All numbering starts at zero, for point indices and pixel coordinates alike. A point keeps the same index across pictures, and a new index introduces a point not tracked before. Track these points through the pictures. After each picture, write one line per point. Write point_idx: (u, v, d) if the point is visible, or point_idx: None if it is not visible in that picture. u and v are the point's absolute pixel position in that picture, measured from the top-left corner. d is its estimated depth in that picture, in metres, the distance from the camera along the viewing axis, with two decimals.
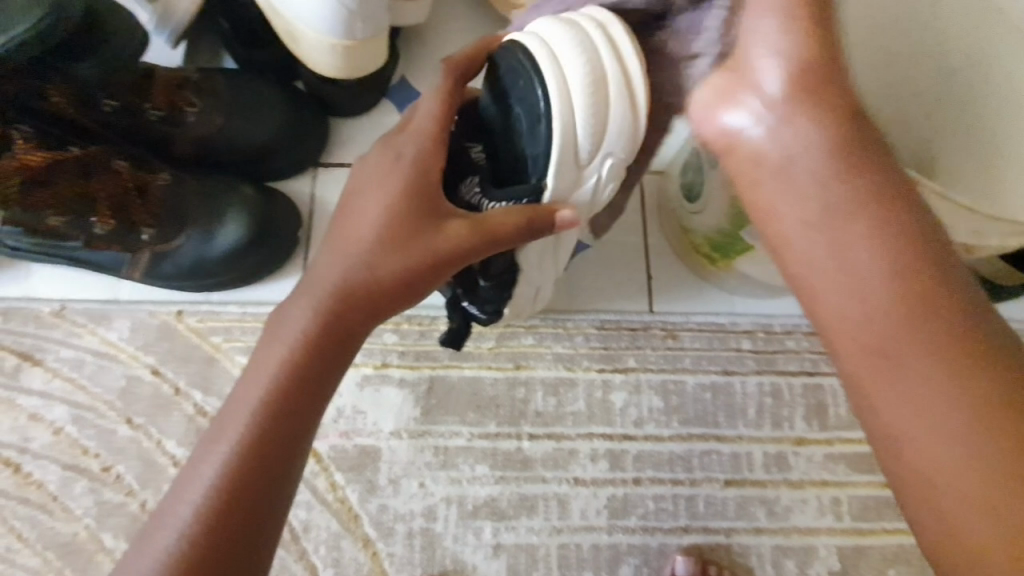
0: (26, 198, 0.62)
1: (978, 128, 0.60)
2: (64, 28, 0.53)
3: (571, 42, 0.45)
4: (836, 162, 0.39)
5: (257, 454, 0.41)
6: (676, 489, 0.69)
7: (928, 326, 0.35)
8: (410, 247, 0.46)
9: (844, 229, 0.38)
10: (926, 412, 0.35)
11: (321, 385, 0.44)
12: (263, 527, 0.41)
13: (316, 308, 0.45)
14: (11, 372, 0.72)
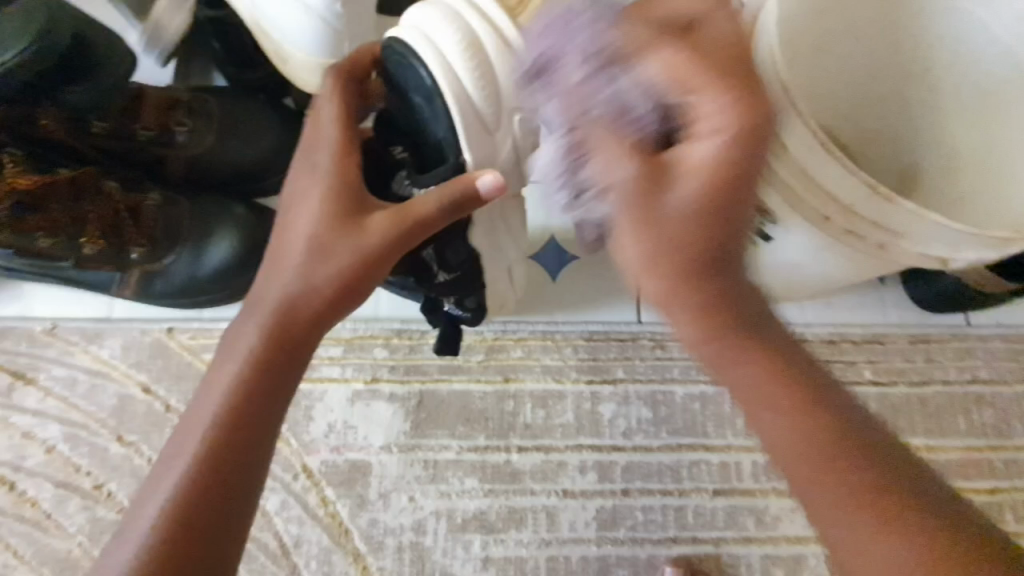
0: (17, 222, 0.62)
1: (957, 139, 0.61)
2: (51, 54, 0.54)
3: (440, 18, 0.47)
4: (676, 292, 0.39)
5: (211, 472, 0.42)
6: (665, 500, 0.70)
7: (839, 440, 0.37)
8: (339, 253, 0.47)
9: (744, 351, 0.39)
10: (869, 520, 0.35)
11: (270, 399, 0.45)
12: (222, 545, 0.41)
13: (261, 326, 0.46)
14: (6, 392, 0.72)
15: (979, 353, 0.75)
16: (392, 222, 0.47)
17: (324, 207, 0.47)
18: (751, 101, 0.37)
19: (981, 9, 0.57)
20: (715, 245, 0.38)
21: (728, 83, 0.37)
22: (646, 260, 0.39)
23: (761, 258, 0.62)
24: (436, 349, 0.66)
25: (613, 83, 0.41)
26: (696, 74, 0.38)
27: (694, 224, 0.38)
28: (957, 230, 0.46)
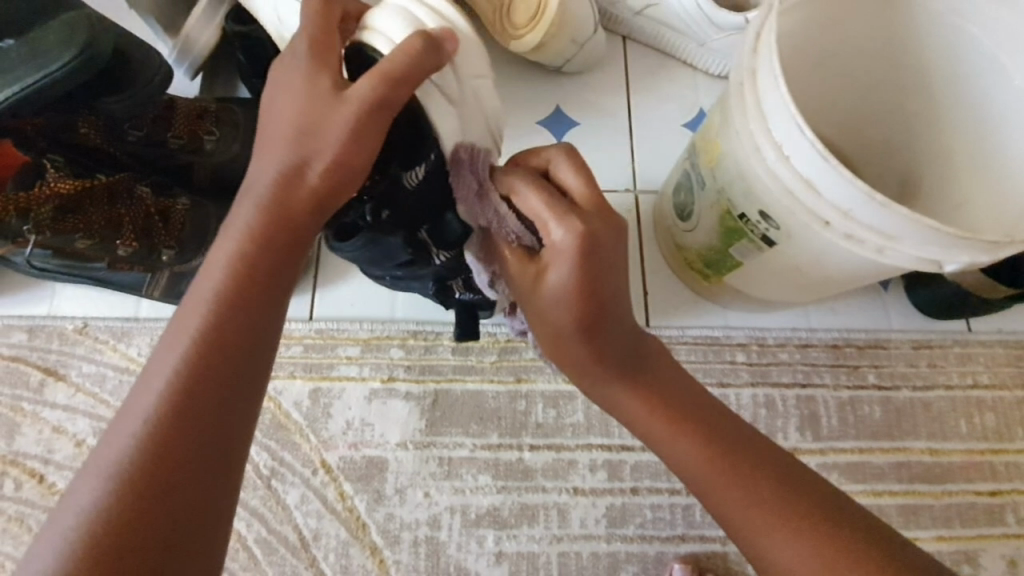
0: (56, 223, 0.66)
1: (954, 149, 0.64)
2: (94, 66, 0.58)
3: (397, 21, 0.47)
4: (582, 340, 0.48)
5: (214, 355, 0.43)
6: (673, 498, 0.72)
7: (712, 445, 0.48)
8: (328, 131, 0.45)
9: (625, 391, 0.50)
10: (755, 512, 0.45)
11: (271, 279, 0.45)
12: (229, 423, 0.42)
13: (259, 206, 0.45)
14: (37, 387, 0.75)
15: (981, 358, 0.77)
16: (370, 84, 0.44)
17: (309, 86, 0.46)
18: (582, 220, 0.47)
19: (977, 29, 0.60)
20: (600, 304, 0.47)
21: (562, 214, 0.47)
22: (546, 329, 0.50)
23: (766, 262, 0.65)
24: (456, 338, 0.70)
25: (494, 205, 0.52)
26: (550, 209, 0.48)
27: (575, 299, 0.47)
28: (948, 235, 0.48)
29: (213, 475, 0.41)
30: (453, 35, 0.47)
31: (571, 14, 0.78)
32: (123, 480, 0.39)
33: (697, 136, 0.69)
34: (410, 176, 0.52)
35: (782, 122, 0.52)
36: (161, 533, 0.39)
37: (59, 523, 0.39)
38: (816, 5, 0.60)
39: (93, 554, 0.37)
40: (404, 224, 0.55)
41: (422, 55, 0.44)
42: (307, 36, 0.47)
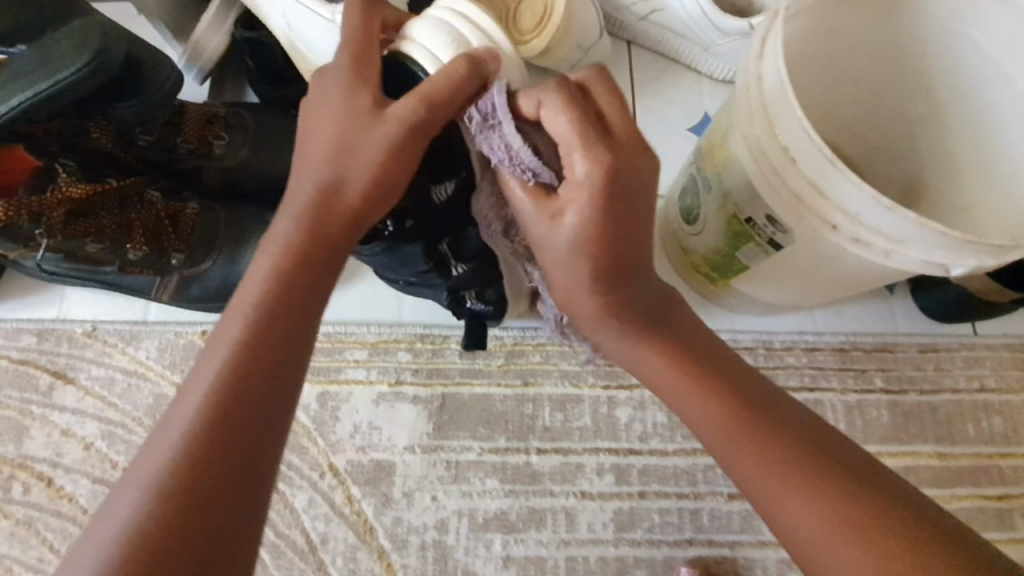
0: (68, 227, 0.65)
1: (960, 153, 0.64)
2: (107, 71, 0.58)
3: (439, 36, 0.47)
4: (605, 293, 0.48)
5: (251, 367, 0.43)
6: (681, 502, 0.71)
7: (730, 401, 0.48)
8: (366, 150, 0.46)
9: (645, 345, 0.50)
10: (772, 470, 0.45)
11: (306, 294, 0.46)
12: (264, 434, 0.43)
13: (296, 223, 0.46)
14: (46, 390, 0.76)
15: (988, 361, 0.77)
16: (410, 105, 0.45)
17: (347, 101, 0.46)
18: (611, 153, 0.43)
19: (981, 35, 0.60)
20: (620, 252, 0.46)
21: (591, 145, 0.43)
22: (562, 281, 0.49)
23: (772, 266, 0.65)
24: (464, 347, 0.71)
25: (505, 135, 0.46)
26: (578, 136, 0.43)
27: (591, 244, 0.46)
28: (955, 239, 0.48)
29: (250, 485, 0.42)
30: (496, 56, 0.47)
31: (576, 20, 0.78)
32: (164, 488, 0.40)
33: (703, 140, 0.69)
34: (439, 191, 0.55)
35: (789, 127, 0.53)
36: (197, 540, 0.39)
37: (99, 532, 0.39)
38: (821, 12, 0.60)
39: (135, 560, 0.38)
40: (425, 235, 0.58)
41: (465, 79, 0.45)
42: (348, 53, 0.47)
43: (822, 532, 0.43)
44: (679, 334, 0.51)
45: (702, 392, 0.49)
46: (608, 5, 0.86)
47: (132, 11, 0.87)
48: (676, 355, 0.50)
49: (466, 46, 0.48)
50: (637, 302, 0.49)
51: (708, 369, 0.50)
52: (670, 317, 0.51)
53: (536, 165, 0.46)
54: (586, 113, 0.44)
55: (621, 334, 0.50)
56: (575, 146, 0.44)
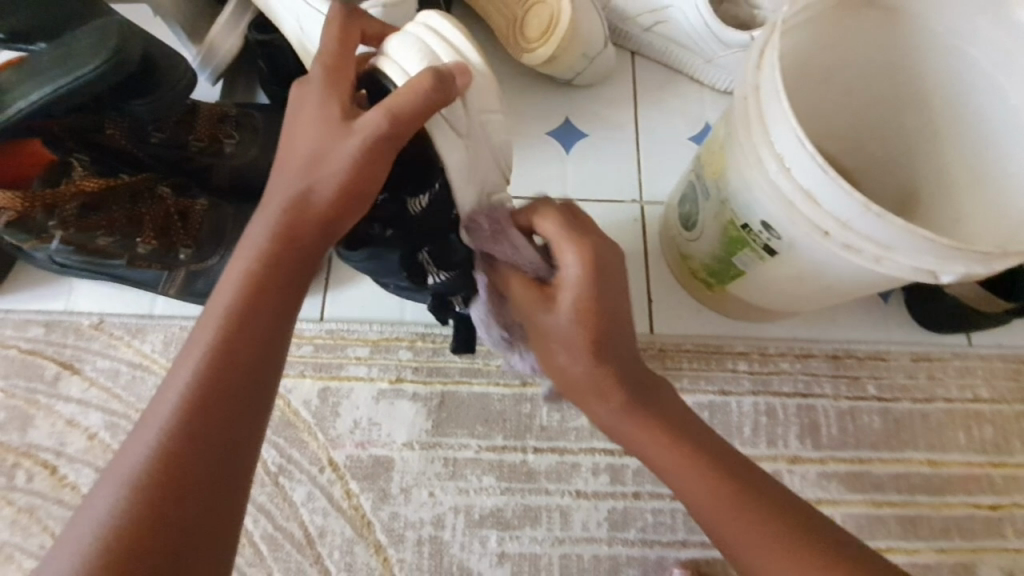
0: (81, 220, 0.67)
1: (953, 166, 0.66)
2: (124, 69, 0.60)
3: (413, 52, 0.49)
4: (596, 367, 0.50)
5: (224, 370, 0.45)
6: (674, 503, 0.72)
7: (722, 479, 0.50)
8: (337, 159, 0.48)
9: (635, 419, 0.51)
10: (769, 552, 0.47)
11: (280, 297, 0.48)
12: (237, 436, 0.44)
13: (269, 228, 0.48)
14: (52, 380, 0.77)
15: (980, 371, 0.78)
16: (377, 117, 0.46)
17: (324, 114, 0.49)
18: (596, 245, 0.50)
19: (973, 49, 0.62)
20: (614, 327, 0.51)
21: (580, 240, 0.50)
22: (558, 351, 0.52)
23: (767, 272, 0.66)
24: (454, 350, 0.72)
25: (512, 241, 0.54)
26: (568, 235, 0.51)
27: (586, 322, 0.50)
28: (944, 246, 0.50)
29: (223, 485, 0.43)
30: (466, 71, 0.48)
31: (581, 30, 0.81)
32: (139, 488, 0.41)
33: (701, 148, 0.71)
34: (414, 202, 0.57)
35: (783, 135, 0.54)
36: (172, 541, 0.41)
37: (80, 527, 0.41)
38: (818, 25, 0.62)
39: (110, 559, 0.39)
40: (405, 242, 0.59)
41: (430, 91, 0.45)
42: (325, 69, 0.50)
43: None
44: (667, 411, 0.52)
45: (693, 471, 0.50)
46: (612, 16, 0.89)
47: (149, 13, 0.90)
48: (666, 431, 0.51)
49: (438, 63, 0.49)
50: (626, 376, 0.51)
51: (697, 445, 0.51)
52: (655, 392, 0.53)
53: (537, 266, 0.54)
54: (568, 216, 0.53)
55: (612, 411, 0.51)
56: (567, 245, 0.51)
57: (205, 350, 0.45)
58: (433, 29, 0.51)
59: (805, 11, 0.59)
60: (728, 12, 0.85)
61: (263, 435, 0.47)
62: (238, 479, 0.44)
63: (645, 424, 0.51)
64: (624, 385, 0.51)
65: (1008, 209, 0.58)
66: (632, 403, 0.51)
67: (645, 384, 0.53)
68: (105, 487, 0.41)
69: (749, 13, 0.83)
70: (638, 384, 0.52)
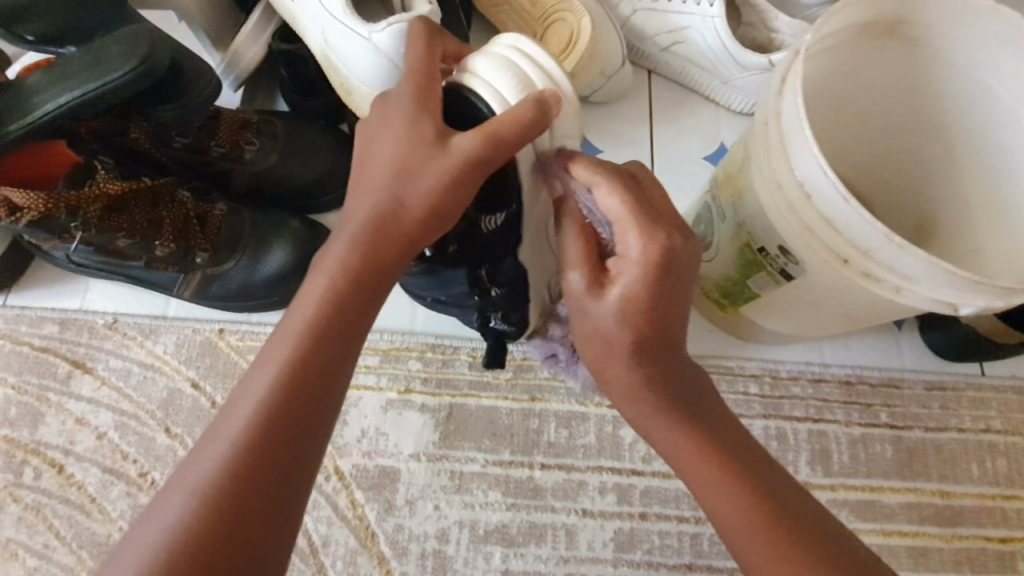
0: (103, 222, 0.69)
1: (973, 196, 0.65)
2: (152, 76, 0.61)
3: (504, 74, 0.50)
4: (605, 350, 0.52)
5: (295, 387, 0.45)
6: (681, 526, 0.72)
7: (712, 462, 0.50)
8: (424, 179, 0.49)
9: (636, 402, 0.52)
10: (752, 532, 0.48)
11: (355, 315, 0.48)
12: (301, 453, 0.45)
13: (350, 246, 0.49)
14: (63, 379, 0.77)
15: (994, 403, 0.77)
16: (472, 141, 0.47)
17: (412, 130, 0.49)
18: (663, 234, 0.49)
19: (994, 81, 0.62)
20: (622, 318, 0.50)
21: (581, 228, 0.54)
22: (601, 341, 0.52)
23: (782, 295, 0.66)
24: (484, 364, 0.72)
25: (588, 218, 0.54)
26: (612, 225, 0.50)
27: (637, 313, 0.50)
28: (967, 280, 0.49)
29: (284, 501, 0.44)
30: (558, 98, 0.49)
31: (600, 49, 0.82)
32: (207, 501, 0.42)
33: (719, 169, 0.71)
34: (488, 221, 0.57)
35: (804, 163, 0.54)
36: (231, 554, 0.42)
37: (149, 531, 0.42)
38: (839, 53, 0.63)
39: (173, 571, 0.40)
40: (467, 259, 0.61)
41: (533, 123, 0.47)
42: (411, 85, 0.50)
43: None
44: (665, 396, 0.52)
45: (686, 454, 0.51)
46: (630, 34, 0.89)
47: (174, 19, 0.91)
48: (661, 414, 0.52)
49: (528, 84, 0.50)
50: (629, 363, 0.51)
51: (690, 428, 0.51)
52: (659, 373, 0.51)
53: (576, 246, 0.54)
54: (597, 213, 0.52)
55: (617, 391, 0.53)
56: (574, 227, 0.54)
57: (278, 365, 0.46)
58: (521, 51, 0.52)
59: (828, 38, 0.60)
60: (746, 35, 0.85)
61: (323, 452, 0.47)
62: (297, 497, 0.45)
63: (643, 409, 0.52)
64: (628, 371, 0.51)
65: None
66: (634, 387, 0.52)
67: (649, 367, 0.51)
68: (176, 496, 0.43)
69: (768, 36, 0.84)
70: (643, 368, 0.51)
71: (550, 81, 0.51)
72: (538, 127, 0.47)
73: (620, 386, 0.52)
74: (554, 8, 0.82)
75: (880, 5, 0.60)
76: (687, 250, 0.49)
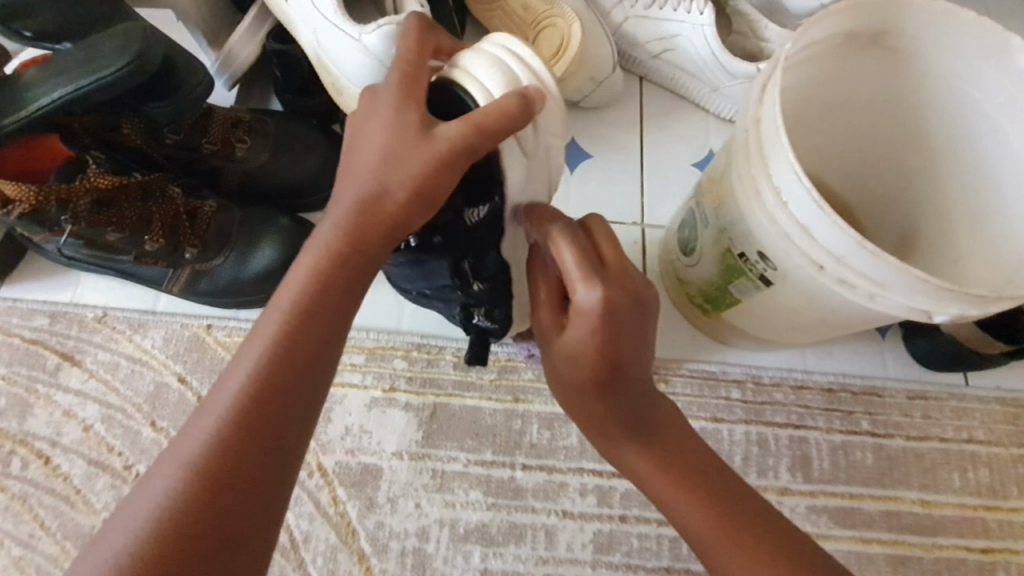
0: (92, 216, 0.69)
1: (952, 207, 0.66)
2: (144, 72, 0.61)
3: (491, 71, 0.50)
4: (573, 382, 0.57)
5: (282, 366, 0.46)
6: (660, 529, 0.72)
7: (673, 476, 0.55)
8: (409, 166, 0.49)
9: (603, 426, 0.57)
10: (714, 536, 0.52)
11: (343, 294, 0.49)
12: (293, 430, 0.46)
13: (338, 226, 0.49)
14: (52, 370, 0.78)
15: (977, 413, 0.78)
16: (458, 130, 0.47)
17: (400, 121, 0.50)
18: (607, 286, 0.53)
19: (975, 91, 0.62)
20: (581, 354, 0.55)
21: (547, 283, 0.59)
22: (565, 380, 0.58)
23: (763, 301, 0.67)
24: (465, 360, 0.73)
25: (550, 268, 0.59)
26: (572, 273, 0.54)
27: (591, 356, 0.54)
28: (937, 286, 0.50)
29: (269, 484, 0.45)
30: (543, 96, 0.49)
31: (590, 55, 0.82)
32: (193, 479, 0.43)
33: (704, 175, 0.71)
34: (472, 213, 0.56)
35: (781, 170, 0.55)
36: (222, 524, 0.42)
37: (138, 501, 0.42)
38: (821, 62, 0.63)
39: (162, 542, 0.41)
40: (450, 252, 0.60)
41: (517, 115, 0.47)
42: (401, 75, 0.51)
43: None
44: (627, 420, 0.56)
45: (650, 470, 0.55)
46: (622, 41, 0.90)
47: (172, 18, 0.93)
48: (624, 435, 0.56)
49: (516, 81, 0.51)
50: (591, 393, 0.56)
51: (652, 445, 0.56)
52: (621, 398, 0.56)
53: (542, 294, 0.60)
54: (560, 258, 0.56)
55: (587, 418, 0.58)
56: (539, 280, 0.60)
57: (268, 341, 0.46)
58: (512, 52, 0.52)
59: (808, 48, 0.60)
60: (736, 44, 0.86)
61: (313, 429, 0.48)
62: (288, 472, 0.46)
63: (607, 431, 0.57)
64: (592, 398, 0.56)
65: (1007, 253, 0.59)
66: (598, 413, 0.56)
67: (609, 396, 0.56)
68: (164, 472, 0.43)
69: (757, 45, 0.84)
70: (604, 396, 0.56)
71: (540, 82, 0.52)
72: (522, 120, 0.47)
73: (588, 411, 0.57)
74: (546, 13, 0.83)
75: (861, 15, 0.60)
76: (629, 295, 0.54)
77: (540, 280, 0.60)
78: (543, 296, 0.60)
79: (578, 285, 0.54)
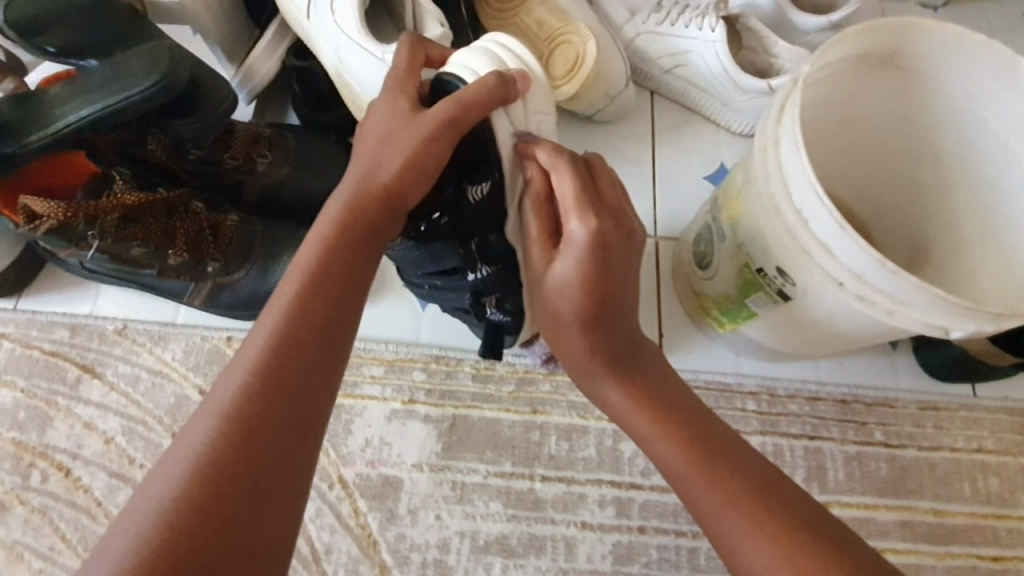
0: (121, 231, 0.70)
1: (964, 223, 0.67)
2: (173, 91, 0.62)
3: (481, 58, 0.55)
4: (556, 307, 0.55)
5: (307, 313, 0.48)
6: (679, 540, 0.73)
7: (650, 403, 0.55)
8: (401, 142, 0.52)
9: (583, 344, 0.56)
10: (697, 465, 0.51)
11: (358, 251, 0.51)
12: (324, 368, 0.48)
13: (344, 198, 0.52)
14: (72, 383, 0.79)
15: (986, 423, 0.79)
16: (443, 105, 0.51)
17: (393, 110, 0.54)
18: (599, 219, 0.53)
19: (985, 110, 0.64)
20: (572, 284, 0.54)
21: (538, 219, 0.57)
22: (548, 307, 0.57)
23: (778, 315, 0.68)
24: (480, 353, 0.71)
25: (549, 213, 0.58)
26: (575, 202, 0.53)
27: (578, 289, 0.53)
28: (956, 305, 0.51)
29: (306, 419, 0.46)
30: (526, 77, 0.54)
31: (604, 71, 0.84)
32: (233, 418, 0.43)
33: (720, 191, 0.73)
34: (475, 190, 0.58)
35: (802, 191, 0.56)
36: (265, 456, 0.43)
37: (177, 449, 0.43)
38: (837, 82, 0.65)
39: (209, 480, 0.41)
40: (457, 233, 0.60)
41: (495, 87, 0.51)
42: (394, 74, 0.56)
43: (730, 508, 0.49)
44: (606, 344, 0.56)
45: (625, 394, 0.56)
46: (634, 56, 0.92)
47: (190, 33, 0.94)
48: (601, 358, 0.56)
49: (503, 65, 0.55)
50: (575, 314, 0.55)
51: (630, 371, 0.57)
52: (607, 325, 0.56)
53: (533, 233, 0.57)
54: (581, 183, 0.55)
55: (564, 338, 0.57)
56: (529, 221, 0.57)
57: (291, 291, 0.49)
58: (500, 44, 0.57)
59: (826, 68, 0.62)
60: (746, 59, 0.88)
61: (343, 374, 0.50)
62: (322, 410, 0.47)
63: (587, 354, 0.56)
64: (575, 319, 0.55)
65: (1016, 271, 0.60)
66: (580, 335, 0.56)
67: (593, 320, 0.55)
68: (198, 422, 0.44)
69: (768, 60, 0.86)
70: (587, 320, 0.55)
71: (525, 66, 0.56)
72: (501, 92, 0.51)
73: (570, 331, 0.56)
74: (560, 30, 0.84)
75: (876, 37, 0.62)
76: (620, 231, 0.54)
77: (529, 220, 0.57)
78: (532, 234, 0.57)
79: (579, 220, 0.53)
